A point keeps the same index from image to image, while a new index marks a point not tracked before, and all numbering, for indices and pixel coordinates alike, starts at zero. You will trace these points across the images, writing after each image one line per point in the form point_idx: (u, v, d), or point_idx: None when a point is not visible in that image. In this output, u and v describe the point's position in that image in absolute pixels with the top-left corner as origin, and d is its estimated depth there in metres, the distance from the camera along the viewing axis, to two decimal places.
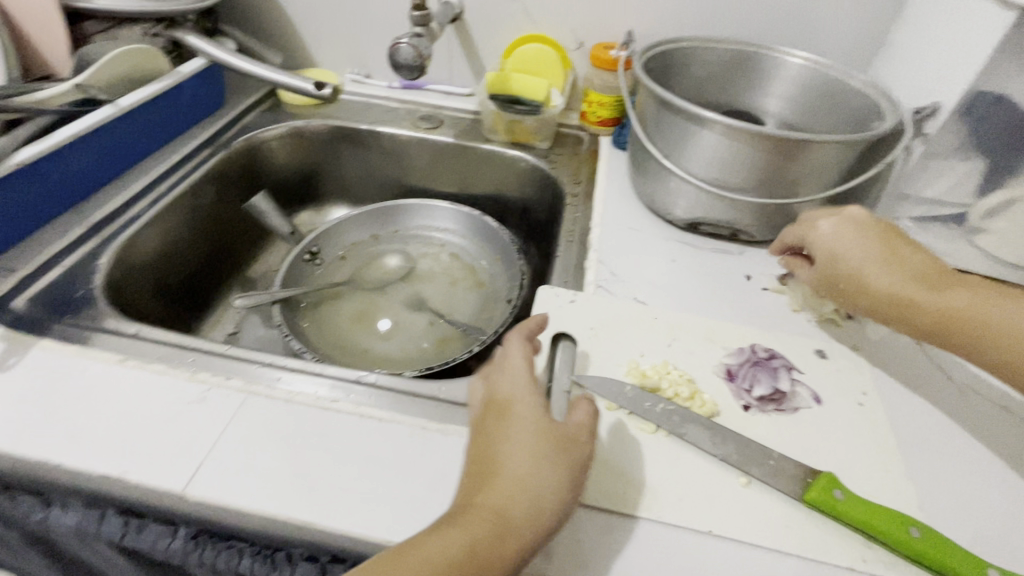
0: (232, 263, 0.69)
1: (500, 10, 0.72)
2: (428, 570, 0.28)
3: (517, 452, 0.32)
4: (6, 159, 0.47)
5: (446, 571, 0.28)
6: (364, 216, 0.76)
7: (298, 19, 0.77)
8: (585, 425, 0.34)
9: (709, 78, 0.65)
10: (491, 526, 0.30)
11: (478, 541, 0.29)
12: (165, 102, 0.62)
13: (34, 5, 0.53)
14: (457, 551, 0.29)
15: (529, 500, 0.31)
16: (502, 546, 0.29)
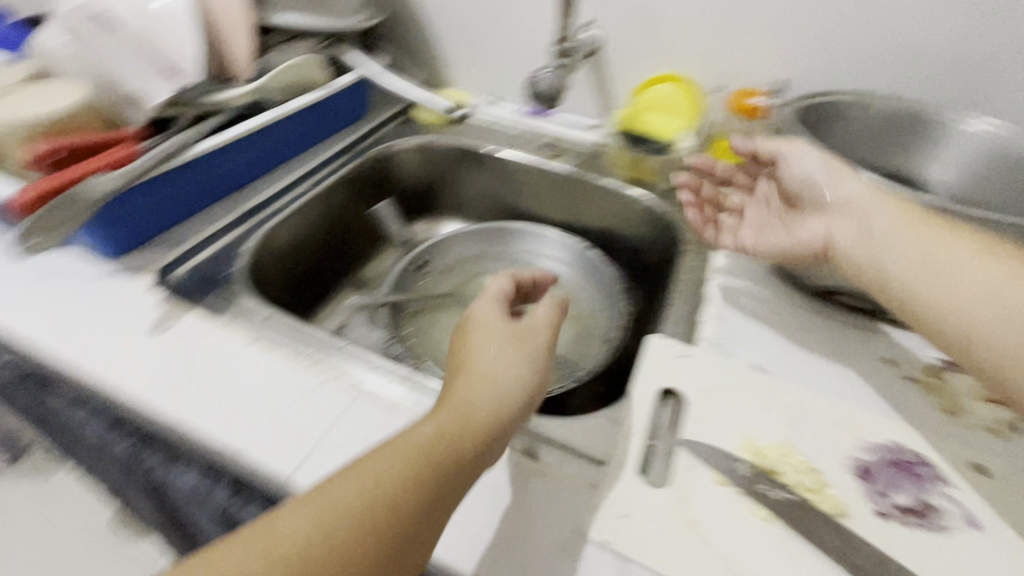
0: (351, 261, 0.74)
1: (640, 48, 0.72)
2: (404, 459, 0.31)
3: (492, 356, 0.39)
4: (191, 148, 0.53)
5: (417, 459, 0.32)
6: (474, 233, 0.78)
7: (442, 41, 0.82)
8: (545, 325, 0.42)
9: (866, 136, 0.59)
10: (461, 425, 0.34)
11: (446, 433, 0.33)
12: (320, 109, 0.68)
13: (233, 17, 0.60)
14: (427, 443, 0.32)
15: (493, 386, 0.37)
16: (491, 428, 0.35)
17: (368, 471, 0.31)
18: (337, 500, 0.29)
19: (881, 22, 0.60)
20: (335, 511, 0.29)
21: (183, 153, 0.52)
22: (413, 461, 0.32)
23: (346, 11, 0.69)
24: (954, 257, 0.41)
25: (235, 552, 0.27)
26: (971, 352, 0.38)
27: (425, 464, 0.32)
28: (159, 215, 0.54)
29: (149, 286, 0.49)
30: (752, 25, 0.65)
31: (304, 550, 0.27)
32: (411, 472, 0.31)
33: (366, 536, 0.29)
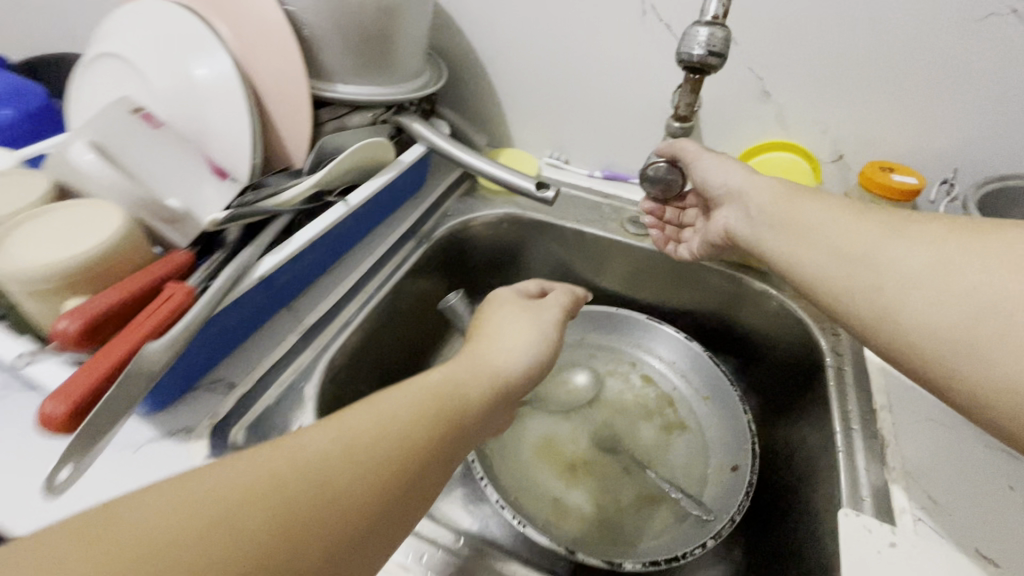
0: (418, 361, 0.64)
1: (747, 112, 0.62)
2: (364, 433, 0.30)
3: (499, 325, 0.43)
4: (250, 273, 0.43)
5: (369, 444, 0.29)
6: None
7: (508, 98, 0.73)
8: (565, 304, 0.48)
9: None
10: (424, 415, 0.32)
11: (414, 418, 0.32)
12: (386, 194, 0.58)
13: (288, 98, 0.51)
14: (396, 415, 0.31)
15: (464, 399, 0.35)
16: (485, 389, 0.36)
17: (388, 404, 0.32)
18: (361, 427, 0.30)
19: None
20: (362, 435, 0.30)
21: (244, 281, 0.43)
22: (366, 458, 0.29)
23: (409, 77, 0.59)
24: (880, 245, 0.40)
25: (282, 452, 0.27)
26: (970, 374, 0.33)
27: (438, 406, 0.33)
28: (216, 355, 0.44)
29: (205, 456, 0.39)
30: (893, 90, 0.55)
31: (336, 465, 0.28)
32: (429, 411, 0.33)
33: (394, 462, 0.29)
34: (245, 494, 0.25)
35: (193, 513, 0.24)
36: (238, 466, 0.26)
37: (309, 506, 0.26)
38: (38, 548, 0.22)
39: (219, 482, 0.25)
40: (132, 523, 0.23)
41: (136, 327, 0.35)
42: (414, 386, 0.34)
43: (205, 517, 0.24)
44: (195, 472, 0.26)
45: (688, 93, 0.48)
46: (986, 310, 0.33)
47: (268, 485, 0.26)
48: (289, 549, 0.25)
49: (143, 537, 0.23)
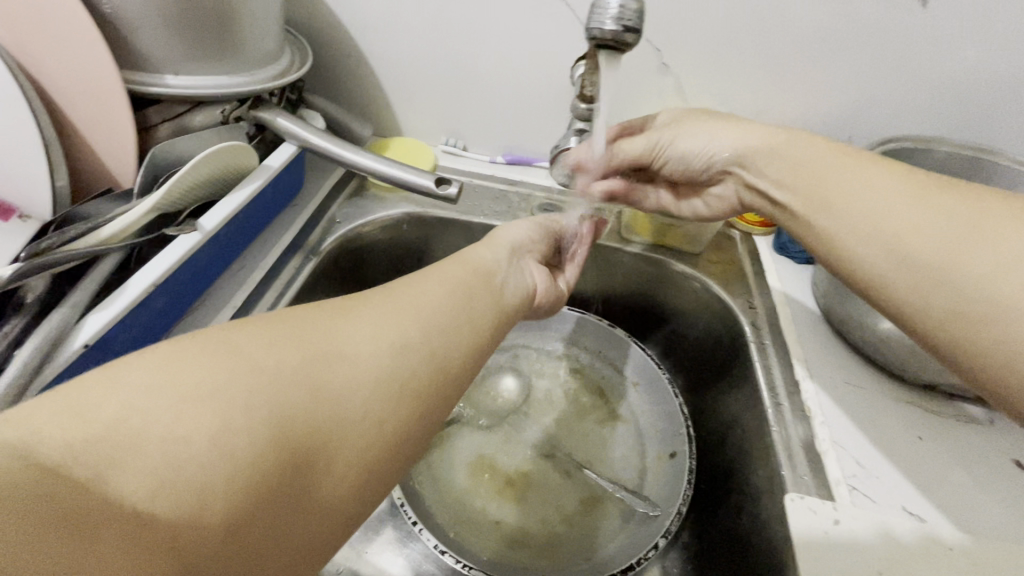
0: None
1: (645, 85, 0.60)
2: (437, 301, 0.34)
3: (520, 224, 0.47)
4: (68, 342, 0.33)
5: (444, 312, 0.33)
6: None
7: (391, 80, 0.64)
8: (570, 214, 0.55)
9: None
10: (473, 289, 0.37)
11: (470, 293, 0.36)
12: (253, 208, 0.48)
13: (96, 101, 0.39)
14: (456, 293, 0.35)
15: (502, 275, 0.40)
16: (504, 253, 0.42)
17: (442, 276, 0.36)
18: (427, 297, 0.34)
19: (927, 57, 0.52)
20: (428, 302, 0.33)
21: (61, 354, 0.32)
22: (444, 322, 0.33)
23: (262, 62, 0.48)
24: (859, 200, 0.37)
25: (363, 309, 0.31)
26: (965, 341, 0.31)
27: (484, 289, 0.38)
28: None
29: None
30: (780, 56, 0.55)
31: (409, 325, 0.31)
32: (480, 293, 0.37)
33: (455, 329, 0.33)
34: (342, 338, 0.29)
35: (305, 344, 0.27)
36: (327, 321, 0.30)
37: (393, 353, 0.30)
38: (154, 359, 0.23)
39: (321, 320, 0.29)
40: (255, 334, 0.26)
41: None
42: (457, 262, 0.39)
43: (312, 349, 0.27)
44: (282, 316, 0.29)
45: (592, 71, 0.44)
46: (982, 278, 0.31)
47: (353, 336, 0.29)
48: (373, 384, 0.28)
49: (270, 348, 0.26)
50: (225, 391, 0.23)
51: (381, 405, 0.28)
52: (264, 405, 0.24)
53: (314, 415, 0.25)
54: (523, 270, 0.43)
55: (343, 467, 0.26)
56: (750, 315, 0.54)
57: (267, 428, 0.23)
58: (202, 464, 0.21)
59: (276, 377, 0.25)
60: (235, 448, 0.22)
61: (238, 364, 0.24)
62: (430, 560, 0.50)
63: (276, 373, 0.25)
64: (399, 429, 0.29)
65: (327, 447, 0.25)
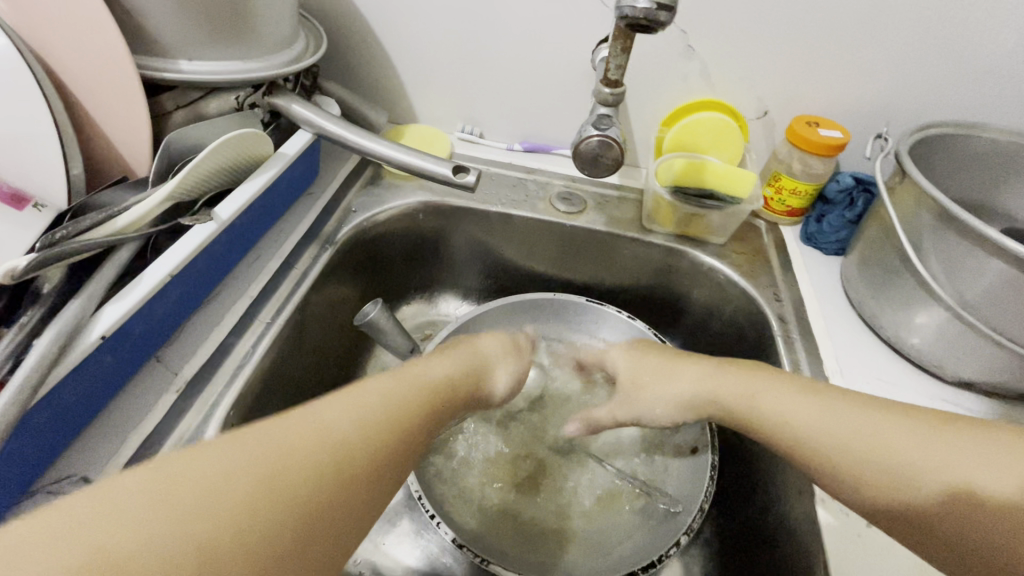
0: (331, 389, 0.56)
1: (671, 68, 0.57)
2: (343, 435, 0.30)
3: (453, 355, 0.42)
4: (84, 333, 0.32)
5: (341, 453, 0.29)
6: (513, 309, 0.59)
7: (405, 65, 0.63)
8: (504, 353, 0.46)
9: (956, 171, 0.54)
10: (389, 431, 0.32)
11: (381, 442, 0.31)
12: (269, 196, 0.47)
13: (110, 87, 0.38)
14: (364, 431, 0.31)
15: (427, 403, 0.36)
16: (453, 364, 0.40)
17: (376, 391, 0.33)
18: (334, 427, 0.30)
19: (972, 36, 0.49)
20: (352, 435, 0.30)
21: (78, 345, 0.32)
22: (338, 474, 0.28)
23: (276, 46, 0.47)
24: (798, 411, 0.37)
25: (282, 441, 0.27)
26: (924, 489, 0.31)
27: (415, 405, 0.35)
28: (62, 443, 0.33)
29: None
30: (814, 37, 0.52)
31: (326, 468, 0.28)
32: (408, 408, 0.34)
33: (377, 456, 0.30)
34: (248, 495, 0.25)
35: (153, 504, 0.23)
36: (193, 475, 0.25)
37: (256, 517, 0.24)
38: None
39: (229, 459, 0.26)
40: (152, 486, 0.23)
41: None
42: (389, 380, 0.35)
43: (210, 515, 0.24)
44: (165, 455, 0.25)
45: (617, 55, 0.42)
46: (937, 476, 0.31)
47: (264, 490, 0.25)
48: (251, 568, 0.24)
49: (159, 509, 0.23)
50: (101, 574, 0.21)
51: None
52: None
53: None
54: (443, 377, 0.39)
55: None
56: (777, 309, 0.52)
57: None
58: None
59: (159, 565, 0.22)
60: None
61: (114, 542, 0.21)
62: (447, 553, 0.49)
63: (160, 551, 0.22)
64: None
65: None
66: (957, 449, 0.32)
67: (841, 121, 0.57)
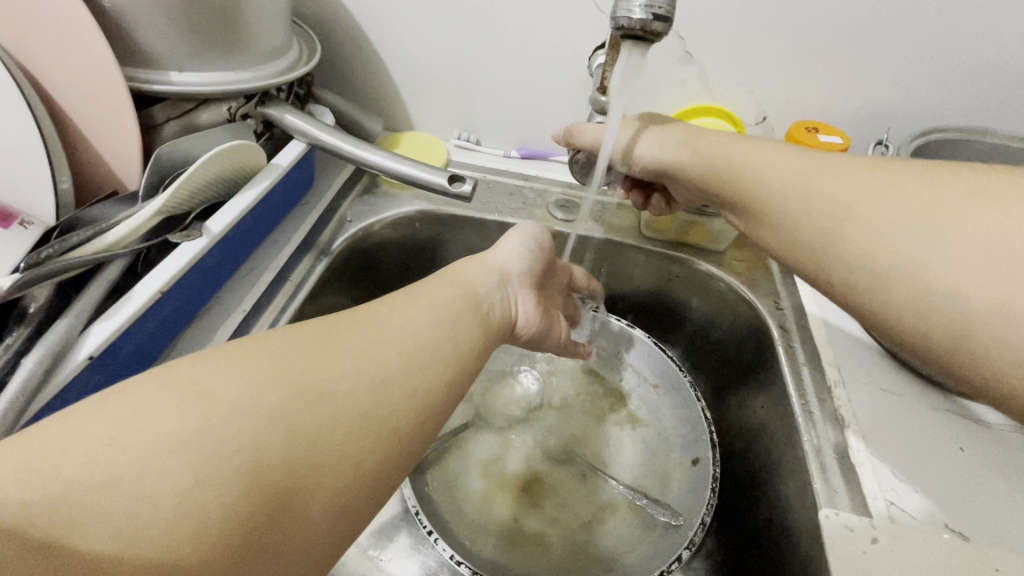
0: None
1: (668, 75, 0.57)
2: (425, 316, 0.33)
3: (513, 245, 0.44)
4: (72, 353, 0.31)
5: (427, 327, 0.33)
6: None
7: (401, 72, 0.62)
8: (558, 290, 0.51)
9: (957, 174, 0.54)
10: (464, 306, 0.36)
11: (454, 310, 0.35)
12: (263, 208, 0.47)
13: (98, 100, 0.38)
14: (441, 312, 0.35)
15: (491, 288, 0.40)
16: (495, 276, 0.41)
17: (426, 301, 0.35)
18: (410, 315, 0.33)
19: (971, 40, 0.49)
20: (415, 347, 0.31)
21: (66, 365, 0.31)
22: (433, 339, 0.33)
23: (269, 56, 0.47)
24: (851, 187, 0.35)
25: (341, 348, 0.29)
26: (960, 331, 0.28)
27: (470, 320, 0.36)
28: None
29: None
30: (812, 42, 0.52)
31: (391, 372, 0.30)
32: (462, 318, 0.35)
33: (435, 359, 0.32)
34: (324, 394, 0.27)
35: (270, 366, 0.26)
36: (301, 353, 0.28)
37: (372, 383, 0.29)
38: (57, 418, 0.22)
39: (298, 356, 0.28)
40: (223, 367, 0.26)
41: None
42: (444, 279, 0.38)
43: (296, 405, 0.26)
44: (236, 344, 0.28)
45: (614, 64, 0.42)
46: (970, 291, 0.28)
47: (337, 390, 0.27)
48: (369, 419, 0.28)
49: (244, 388, 0.25)
50: (197, 438, 0.23)
51: (357, 442, 0.27)
52: (235, 450, 0.23)
53: (285, 452, 0.24)
54: (510, 296, 0.41)
55: (317, 518, 0.25)
56: (778, 317, 0.51)
57: (235, 476, 0.23)
58: (177, 514, 0.21)
59: (268, 415, 0.25)
60: (205, 501, 0.22)
61: (209, 411, 0.24)
62: (445, 569, 0.48)
63: (250, 422, 0.24)
64: (366, 470, 0.27)
65: (300, 487, 0.24)
66: (958, 228, 0.29)
67: (840, 127, 0.56)
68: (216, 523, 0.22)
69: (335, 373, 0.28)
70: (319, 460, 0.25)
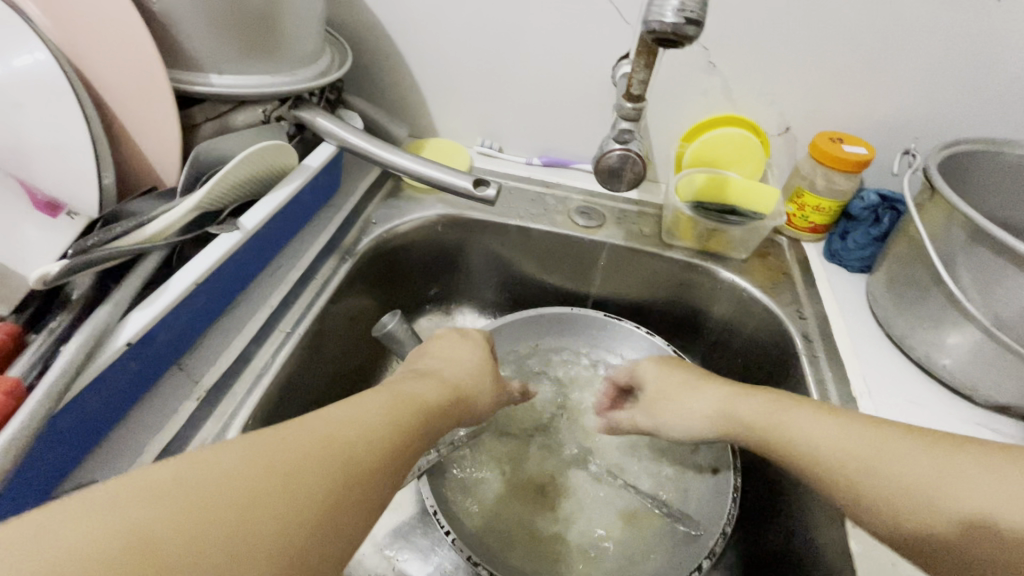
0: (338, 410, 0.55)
1: (691, 85, 0.57)
2: (358, 414, 0.31)
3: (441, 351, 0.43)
4: (112, 339, 0.32)
5: (356, 428, 0.30)
6: (543, 317, 0.62)
7: (428, 80, 0.64)
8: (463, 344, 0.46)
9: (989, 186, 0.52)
10: (397, 401, 0.34)
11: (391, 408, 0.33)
12: (292, 207, 0.48)
13: (142, 99, 0.39)
14: (376, 412, 0.32)
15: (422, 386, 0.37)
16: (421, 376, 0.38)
17: (363, 402, 0.32)
18: (348, 412, 0.31)
19: (1001, 51, 0.49)
20: (344, 424, 0.29)
21: (106, 350, 0.32)
22: (360, 438, 0.29)
23: (302, 60, 0.48)
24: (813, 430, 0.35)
25: (270, 450, 0.26)
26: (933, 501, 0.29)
27: (410, 413, 0.34)
28: (88, 437, 0.33)
29: None
30: (837, 53, 0.52)
31: (315, 461, 0.27)
32: (397, 418, 0.33)
33: (371, 457, 0.29)
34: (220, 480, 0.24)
35: (175, 491, 0.23)
36: (216, 463, 0.25)
37: (292, 490, 0.25)
38: None
39: (206, 472, 0.24)
40: (128, 491, 0.22)
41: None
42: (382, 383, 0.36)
43: (202, 484, 0.23)
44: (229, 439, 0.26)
45: (640, 71, 0.42)
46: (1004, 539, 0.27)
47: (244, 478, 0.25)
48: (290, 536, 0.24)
49: (137, 516, 0.22)
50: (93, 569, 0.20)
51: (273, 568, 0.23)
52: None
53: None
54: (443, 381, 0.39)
55: None
56: (802, 327, 0.51)
57: None
58: None
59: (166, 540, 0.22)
60: None
61: (104, 536, 0.21)
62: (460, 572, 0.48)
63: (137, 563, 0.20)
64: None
65: None
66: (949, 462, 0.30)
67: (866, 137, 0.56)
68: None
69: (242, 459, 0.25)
70: (223, 557, 0.22)
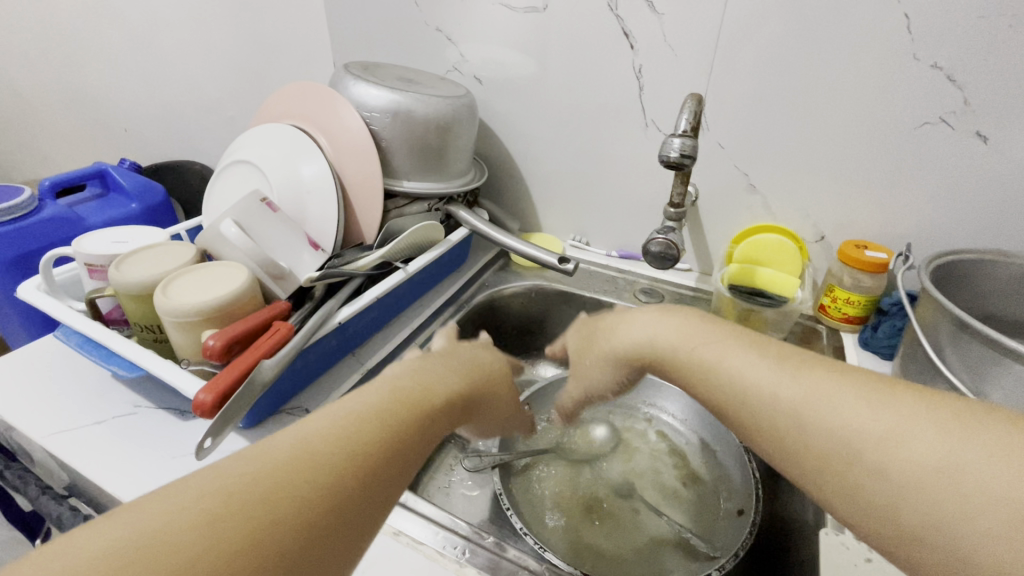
0: None
1: (736, 200, 0.75)
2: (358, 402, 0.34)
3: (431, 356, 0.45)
4: (331, 318, 0.56)
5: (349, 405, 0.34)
6: None
7: (539, 192, 0.89)
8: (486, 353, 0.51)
9: (989, 292, 0.60)
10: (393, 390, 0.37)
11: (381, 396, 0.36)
12: (435, 267, 0.72)
13: (367, 193, 0.67)
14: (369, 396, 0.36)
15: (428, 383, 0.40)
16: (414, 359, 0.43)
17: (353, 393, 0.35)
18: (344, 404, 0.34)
19: (997, 182, 0.60)
20: (327, 413, 0.33)
21: (328, 323, 0.55)
22: (365, 422, 0.33)
23: (456, 174, 0.75)
24: (840, 415, 0.32)
25: (236, 458, 0.29)
26: (926, 499, 0.27)
27: (405, 398, 0.37)
28: (305, 376, 0.55)
29: None
30: (853, 179, 0.67)
31: (307, 449, 0.30)
32: (388, 403, 0.35)
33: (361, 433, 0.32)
34: (242, 470, 0.28)
35: (157, 507, 0.26)
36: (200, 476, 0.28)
37: (262, 467, 0.28)
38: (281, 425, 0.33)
39: (197, 488, 0.27)
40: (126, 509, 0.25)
41: (246, 358, 0.47)
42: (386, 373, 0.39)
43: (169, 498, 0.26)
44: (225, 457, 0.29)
45: (680, 184, 0.61)
46: (936, 487, 0.27)
47: (268, 473, 0.28)
48: (264, 517, 0.26)
49: (123, 523, 0.25)
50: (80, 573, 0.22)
51: (260, 544, 0.26)
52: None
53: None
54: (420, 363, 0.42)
55: None
56: None
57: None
58: None
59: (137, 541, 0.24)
60: None
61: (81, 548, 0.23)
62: None
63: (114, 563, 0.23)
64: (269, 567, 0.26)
65: None
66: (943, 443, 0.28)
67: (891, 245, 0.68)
68: (150, 569, 0.23)
69: (270, 455, 0.29)
70: (232, 513, 0.26)
